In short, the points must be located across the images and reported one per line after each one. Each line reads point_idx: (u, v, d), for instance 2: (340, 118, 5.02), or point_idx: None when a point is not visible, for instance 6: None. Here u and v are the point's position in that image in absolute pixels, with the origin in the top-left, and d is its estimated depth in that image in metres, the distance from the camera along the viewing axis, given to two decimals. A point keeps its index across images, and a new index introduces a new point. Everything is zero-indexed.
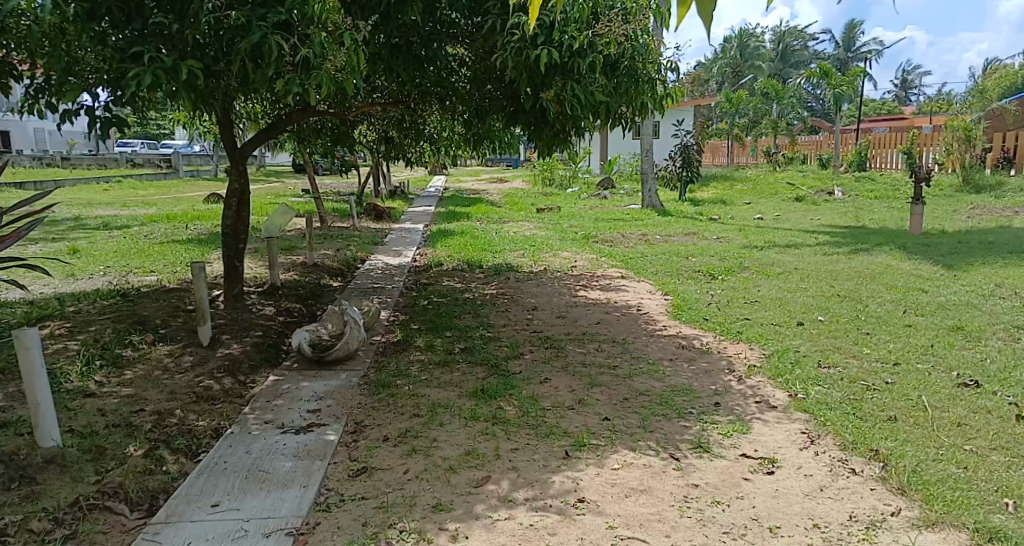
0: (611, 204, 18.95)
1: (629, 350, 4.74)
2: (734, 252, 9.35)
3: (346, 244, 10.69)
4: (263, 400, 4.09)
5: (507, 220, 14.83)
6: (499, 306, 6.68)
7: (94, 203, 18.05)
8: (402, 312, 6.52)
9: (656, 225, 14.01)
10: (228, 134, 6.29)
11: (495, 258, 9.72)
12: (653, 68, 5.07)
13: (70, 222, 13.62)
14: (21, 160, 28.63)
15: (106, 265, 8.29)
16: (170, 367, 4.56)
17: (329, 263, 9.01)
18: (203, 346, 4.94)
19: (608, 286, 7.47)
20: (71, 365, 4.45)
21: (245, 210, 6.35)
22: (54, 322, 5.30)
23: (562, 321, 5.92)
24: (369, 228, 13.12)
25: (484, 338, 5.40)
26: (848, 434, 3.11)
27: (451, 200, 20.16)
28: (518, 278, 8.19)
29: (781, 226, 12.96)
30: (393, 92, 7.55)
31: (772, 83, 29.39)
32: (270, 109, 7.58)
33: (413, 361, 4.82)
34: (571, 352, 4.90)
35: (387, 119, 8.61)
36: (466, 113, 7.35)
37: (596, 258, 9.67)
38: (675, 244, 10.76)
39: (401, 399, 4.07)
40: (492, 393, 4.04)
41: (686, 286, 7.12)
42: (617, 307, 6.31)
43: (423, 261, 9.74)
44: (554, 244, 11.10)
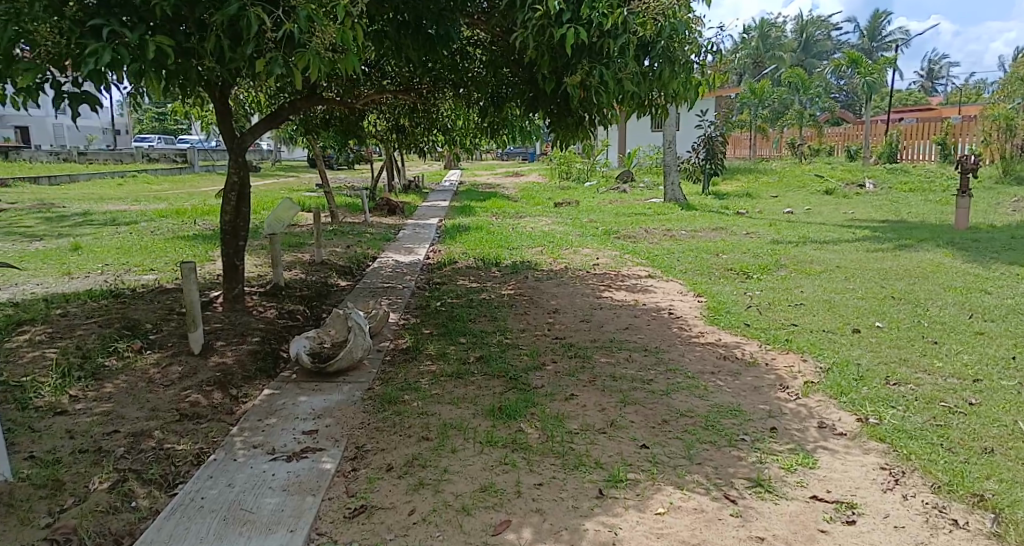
0: (632, 198, 18.39)
1: (664, 362, 4.23)
2: (767, 249, 8.79)
3: (356, 241, 10.27)
4: (253, 419, 3.64)
5: (523, 215, 14.37)
6: (517, 308, 6.20)
7: (106, 198, 17.82)
8: (413, 314, 6.05)
9: (679, 219, 13.46)
10: (227, 123, 5.87)
11: (512, 255, 9.25)
12: (692, 49, 4.48)
13: (80, 218, 13.34)
14: (37, 155, 28.52)
15: (106, 263, 7.92)
16: (154, 378, 4.13)
17: (337, 261, 8.57)
18: (193, 354, 4.50)
19: (635, 286, 6.96)
20: (46, 376, 4.02)
21: (245, 205, 5.91)
22: (36, 327, 4.89)
23: (587, 326, 5.42)
24: (381, 224, 12.71)
25: (501, 345, 4.92)
26: (942, 473, 2.61)
27: (466, 195, 19.72)
28: (537, 277, 7.70)
29: (813, 221, 12.35)
30: (403, 73, 7.04)
31: (796, 73, 28.62)
32: (273, 90, 7.11)
33: (423, 373, 4.36)
34: (598, 363, 4.41)
35: (398, 107, 8.13)
36: (482, 100, 6.93)
37: (618, 255, 9.16)
38: (702, 240, 10.22)
39: (408, 419, 3.60)
40: (512, 412, 3.56)
41: (720, 286, 6.59)
42: (646, 311, 5.78)
43: (436, 258, 9.28)
44: (574, 240, 10.61)
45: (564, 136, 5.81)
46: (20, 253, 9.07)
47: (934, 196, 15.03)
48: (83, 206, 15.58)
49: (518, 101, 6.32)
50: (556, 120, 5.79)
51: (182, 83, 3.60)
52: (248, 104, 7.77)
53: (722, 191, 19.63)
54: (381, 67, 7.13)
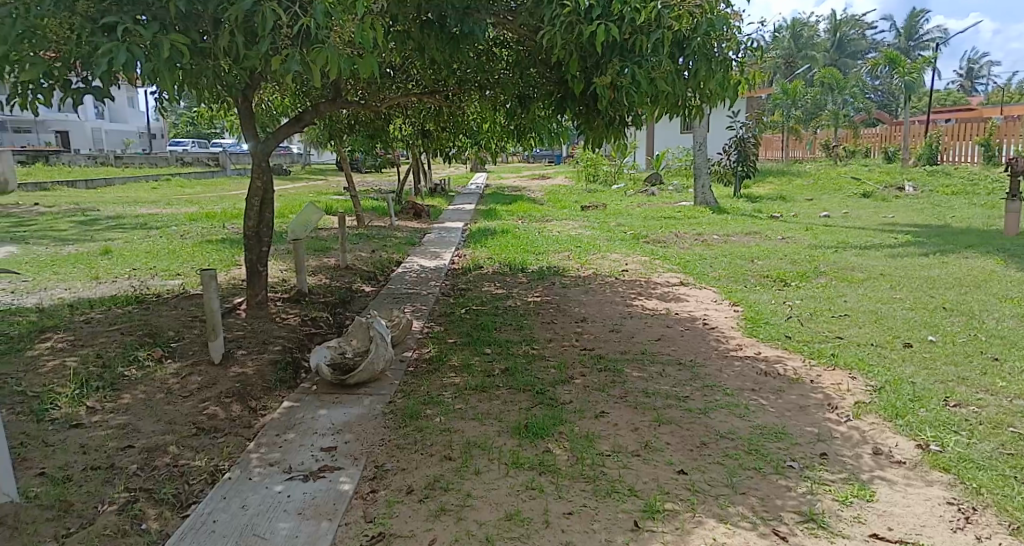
0: (662, 201, 18.07)
1: (701, 377, 4.02)
2: (805, 255, 8.49)
3: (381, 245, 10.18)
4: (272, 434, 3.51)
5: (550, 218, 14.17)
6: (544, 317, 6.01)
7: (139, 201, 18.03)
8: (437, 322, 5.90)
9: (711, 223, 13.14)
10: (250, 127, 5.80)
11: (538, 260, 9.06)
12: (728, 46, 4.24)
13: (113, 222, 13.47)
14: (74, 159, 29.04)
15: (134, 267, 7.91)
16: (173, 389, 4.00)
17: (361, 266, 8.47)
18: (213, 364, 4.36)
19: (666, 294, 6.72)
20: (64, 385, 3.94)
21: (268, 211, 5.81)
22: (59, 334, 4.83)
23: (617, 336, 5.21)
24: (407, 228, 12.62)
25: (528, 357, 4.73)
26: (1019, 512, 2.38)
27: (492, 198, 19.61)
28: (564, 283, 7.50)
29: (850, 226, 11.95)
30: (428, 74, 6.90)
31: (831, 73, 27.97)
32: (298, 91, 7.02)
33: (447, 386, 4.19)
34: (630, 378, 4.20)
35: (423, 110, 8.00)
36: (509, 103, 6.77)
37: (648, 261, 8.91)
38: (736, 245, 9.92)
39: (430, 436, 3.44)
40: (540, 431, 3.38)
41: (756, 295, 6.33)
42: (680, 321, 5.54)
43: (461, 263, 9.13)
44: (602, 244, 10.38)
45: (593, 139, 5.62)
46: (52, 257, 9.13)
47: (978, 200, 14.49)
48: (115, 210, 15.74)
49: (546, 103, 6.14)
50: (585, 122, 5.59)
51: (200, 82, 3.51)
52: (273, 106, 7.70)
53: (755, 194, 19.20)
54: (406, 69, 7.02)
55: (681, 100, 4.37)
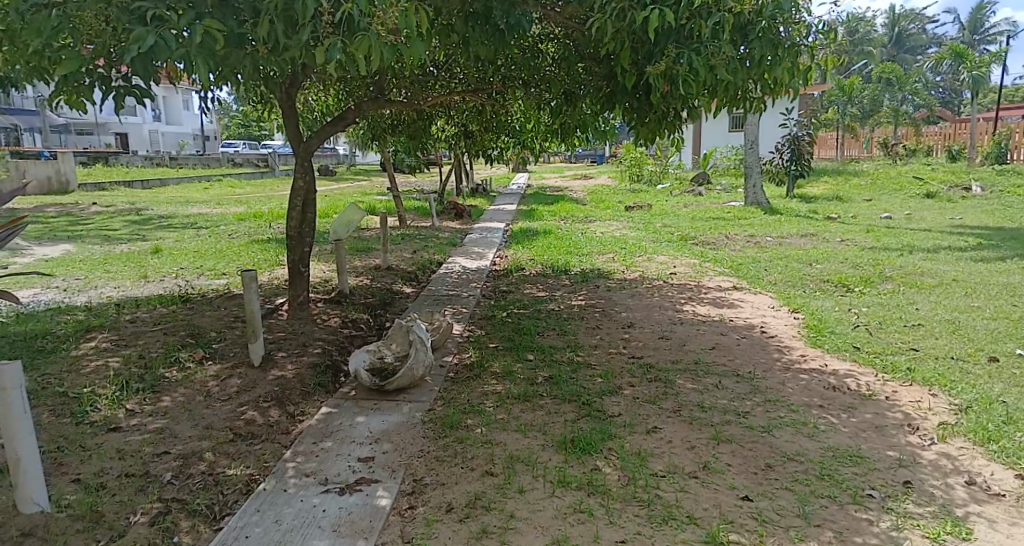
0: (710, 201, 17.61)
1: (762, 391, 3.82)
2: (868, 260, 8.26)
3: (423, 246, 10.08)
4: (309, 442, 3.37)
5: (593, 219, 13.91)
6: (588, 322, 5.79)
7: (190, 201, 18.36)
8: (479, 326, 5.74)
9: (762, 224, 12.70)
10: (292, 126, 5.74)
11: (582, 262, 8.84)
12: (794, 31, 3.97)
13: (164, 221, 13.69)
14: (132, 159, 29.90)
15: (181, 266, 7.94)
16: (212, 392, 3.90)
17: (403, 267, 8.38)
18: (254, 367, 4.26)
19: (718, 299, 6.42)
20: (105, 386, 3.87)
21: (311, 211, 5.74)
22: (104, 333, 4.79)
23: (667, 344, 4.96)
24: (449, 228, 12.52)
25: (573, 365, 4.53)
26: None
27: (535, 198, 19.41)
28: (609, 286, 7.26)
29: (911, 231, 11.43)
30: (472, 68, 6.75)
31: (890, 69, 26.92)
32: (341, 87, 6.99)
33: (487, 394, 4.02)
34: (683, 390, 3.96)
35: (466, 109, 7.86)
36: (554, 100, 6.59)
37: (697, 263, 8.60)
38: (791, 248, 9.52)
39: (472, 448, 3.27)
40: (588, 446, 3.18)
41: (814, 302, 6.00)
42: (734, 329, 5.26)
43: (503, 265, 8.97)
44: (648, 246, 10.09)
45: (646, 135, 5.37)
46: (103, 256, 9.25)
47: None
48: (167, 209, 16.04)
49: (595, 99, 5.92)
50: (636, 117, 5.36)
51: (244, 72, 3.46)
52: (315, 100, 7.65)
53: (809, 194, 18.57)
54: (449, 65, 6.90)
55: (741, 90, 4.11)
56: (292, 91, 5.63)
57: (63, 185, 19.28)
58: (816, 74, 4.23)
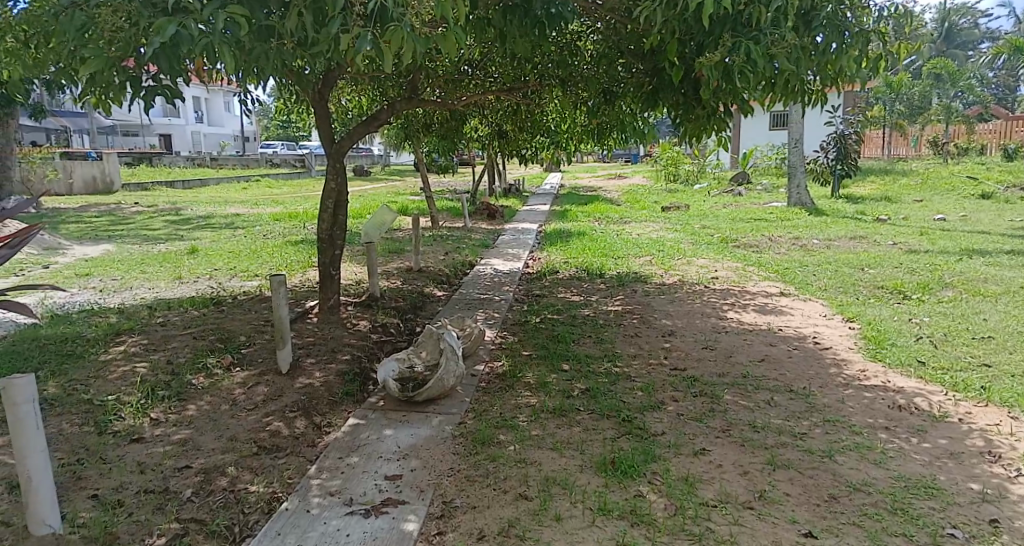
0: (750, 201, 17.16)
1: (820, 409, 3.61)
2: (927, 266, 8.01)
3: (456, 248, 9.94)
4: (335, 455, 3.20)
5: (629, 220, 13.62)
6: (626, 329, 5.56)
7: (228, 201, 18.51)
8: (512, 333, 5.55)
9: (807, 226, 12.28)
10: (325, 126, 5.61)
11: (618, 265, 8.60)
12: (859, 16, 3.69)
13: (200, 221, 13.75)
14: (175, 160, 30.42)
15: (214, 266, 7.88)
16: (238, 400, 3.75)
17: (435, 269, 8.23)
18: (281, 374, 4.11)
19: (763, 306, 6.13)
20: (129, 393, 3.75)
21: (342, 213, 5.61)
22: (133, 337, 4.69)
23: (711, 355, 4.71)
24: (483, 229, 12.36)
25: (611, 377, 4.32)
26: None
27: (569, 198, 19.19)
28: (647, 291, 7.01)
29: (965, 235, 10.94)
30: (508, 65, 6.57)
31: (941, 64, 25.96)
32: (375, 87, 6.98)
33: (521, 407, 3.83)
34: (730, 407, 3.72)
35: (501, 108, 7.68)
36: (591, 99, 6.38)
37: (740, 267, 8.29)
38: (839, 253, 9.14)
39: (506, 468, 3.08)
40: (630, 470, 2.98)
41: (866, 313, 5.69)
42: (782, 340, 4.98)
43: (537, 267, 8.77)
44: (686, 248, 9.80)
45: (691, 132, 5.12)
46: (140, 256, 9.26)
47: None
48: (205, 209, 16.17)
49: (636, 95, 5.69)
50: (682, 115, 5.11)
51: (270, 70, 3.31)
52: (346, 98, 7.53)
53: (855, 195, 18.00)
54: (485, 62, 6.71)
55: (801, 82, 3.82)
56: (325, 90, 5.51)
57: (107, 185, 19.61)
58: (880, 67, 3.92)
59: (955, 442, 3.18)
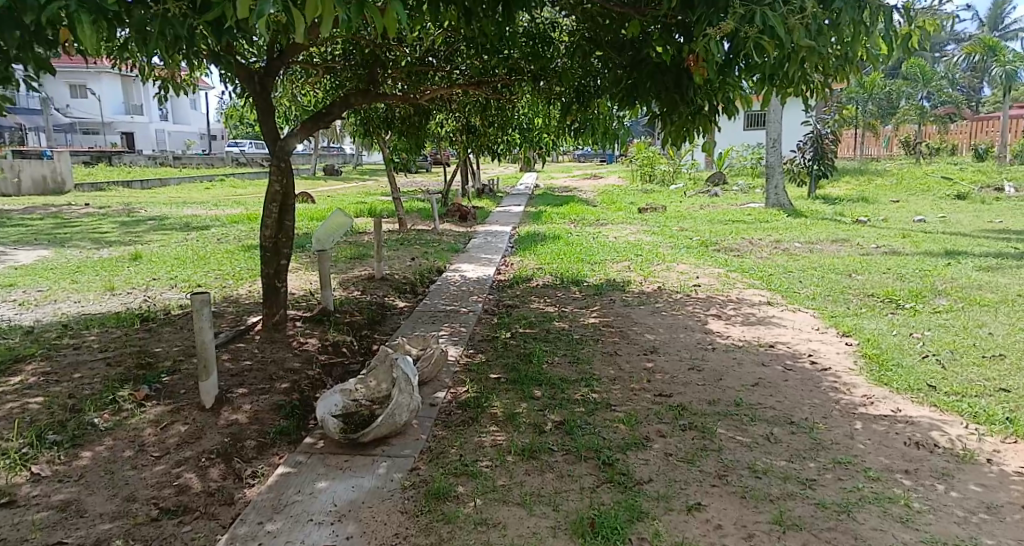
0: (727, 202, 16.83)
1: (828, 448, 3.13)
2: (916, 271, 7.67)
3: (423, 252, 9.39)
4: (254, 520, 2.64)
5: (605, 222, 13.18)
6: (603, 345, 5.07)
7: (187, 202, 17.68)
8: (479, 351, 5.02)
9: (787, 228, 11.95)
10: (268, 121, 4.97)
11: (595, 270, 8.14)
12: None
13: (153, 223, 12.98)
14: (135, 158, 29.27)
15: (153, 274, 7.21)
16: (146, 445, 3.16)
17: (399, 276, 7.68)
18: (205, 410, 3.52)
19: (752, 317, 5.68)
20: (13, 439, 3.14)
21: (288, 217, 4.99)
22: (36, 364, 4.06)
23: (700, 378, 4.21)
24: (452, 232, 11.82)
25: (589, 407, 3.80)
26: None
27: (542, 199, 18.75)
28: (627, 300, 6.52)
29: (948, 237, 10.68)
30: (471, 56, 6.00)
31: (914, 65, 26.05)
32: (332, 74, 6.43)
33: (484, 447, 3.30)
34: (726, 446, 3.22)
35: (469, 103, 7.15)
36: (565, 94, 5.92)
37: (722, 272, 7.87)
38: (823, 257, 8.80)
39: (462, 533, 2.54)
40: (612, 535, 2.46)
41: (864, 327, 5.25)
42: (776, 359, 4.51)
43: (508, 274, 8.27)
44: (665, 252, 9.37)
45: (671, 131, 4.66)
46: (78, 262, 8.54)
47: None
48: (161, 211, 15.36)
49: (611, 92, 5.20)
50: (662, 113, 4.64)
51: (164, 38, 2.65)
52: (298, 86, 6.92)
53: (832, 196, 17.82)
54: (451, 52, 6.20)
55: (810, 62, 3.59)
56: (266, 79, 4.90)
57: (58, 185, 18.60)
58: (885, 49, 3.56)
59: (989, 491, 2.72)
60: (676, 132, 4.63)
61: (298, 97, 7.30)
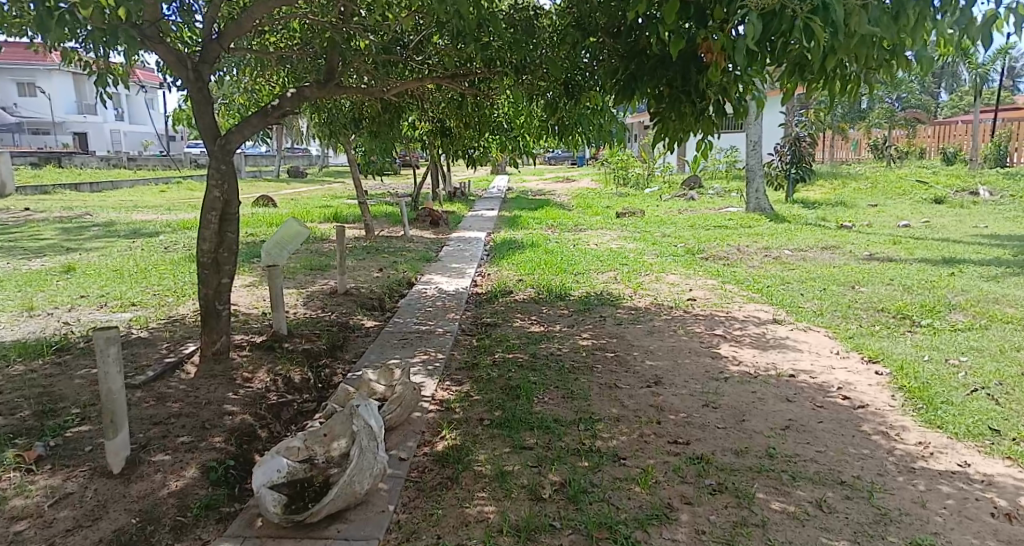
0: (705, 206, 16.38)
1: (899, 523, 2.52)
2: (920, 281, 7.20)
3: (392, 262, 8.69)
4: None
5: (583, 227, 12.61)
6: (600, 376, 4.43)
7: (138, 206, 16.62)
8: (457, 384, 4.34)
9: (772, 234, 11.53)
10: (205, 113, 4.17)
11: (579, 282, 7.54)
12: None
13: (97, 229, 12.00)
14: (87, 159, 27.89)
15: (84, 289, 6.37)
16: (25, 535, 2.41)
17: (365, 290, 6.97)
18: (111, 476, 2.77)
19: (762, 340, 5.09)
20: None
21: (230, 229, 4.24)
22: None
23: (718, 419, 3.59)
24: (423, 239, 11.12)
25: (593, 460, 3.14)
26: None
27: (516, 203, 18.17)
28: (618, 318, 5.90)
29: (938, 243, 10.31)
30: (448, 46, 5.34)
31: None
32: (288, 63, 5.70)
33: (469, 524, 2.62)
34: (771, 519, 2.59)
35: (443, 99, 6.49)
36: (552, 90, 5.29)
37: (715, 284, 7.33)
38: (817, 265, 8.33)
39: None
40: None
41: (888, 350, 4.69)
42: (801, 394, 3.91)
43: (485, 286, 7.63)
44: (651, 260, 8.82)
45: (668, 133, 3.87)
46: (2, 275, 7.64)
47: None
48: (108, 216, 14.34)
49: (606, 87, 4.58)
50: (658, 112, 3.93)
51: None
52: (251, 77, 6.17)
53: (809, 200, 17.54)
54: (423, 42, 5.54)
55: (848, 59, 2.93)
56: (202, 67, 4.11)
57: None
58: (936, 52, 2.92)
59: None
60: (675, 130, 3.92)
61: (251, 90, 6.56)
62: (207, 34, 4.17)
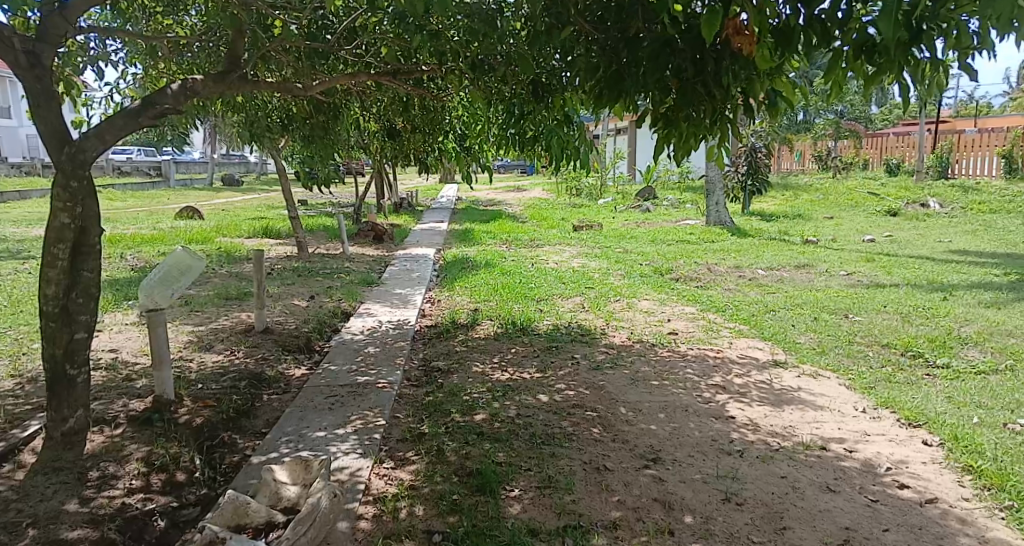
0: (662, 219, 15.74)
1: None
2: (914, 308, 6.53)
3: (327, 286, 7.62)
4: None
5: (539, 242, 11.75)
6: (581, 448, 3.48)
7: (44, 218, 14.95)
8: (399, 467, 3.32)
9: (739, 249, 10.90)
10: (48, 110, 3.05)
11: (541, 309, 6.62)
12: None
13: None
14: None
15: None
16: None
17: (292, 325, 5.89)
18: None
19: (770, 392, 4.22)
20: None
21: (88, 265, 3.12)
22: None
23: (751, 526, 2.70)
24: (364, 257, 10.04)
25: None
26: None
27: (467, 214, 17.22)
28: (593, 359, 4.98)
29: (912, 260, 9.80)
30: (385, 33, 4.37)
31: None
32: (187, 53, 4.62)
33: None
34: None
35: (385, 97, 5.49)
36: (516, 97, 4.35)
37: (693, 312, 6.52)
38: (798, 288, 7.65)
39: None
40: None
41: (926, 406, 3.87)
42: (844, 481, 3.05)
43: (434, 316, 6.63)
44: (617, 282, 8.00)
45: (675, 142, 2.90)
46: None
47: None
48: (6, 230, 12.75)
49: (583, 87, 3.59)
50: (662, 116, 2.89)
51: None
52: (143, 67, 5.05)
53: (766, 212, 17.14)
54: (357, 32, 4.53)
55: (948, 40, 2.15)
56: (43, 49, 3.01)
57: None
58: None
59: None
60: (684, 139, 2.93)
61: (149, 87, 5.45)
62: (50, 5, 3.08)
